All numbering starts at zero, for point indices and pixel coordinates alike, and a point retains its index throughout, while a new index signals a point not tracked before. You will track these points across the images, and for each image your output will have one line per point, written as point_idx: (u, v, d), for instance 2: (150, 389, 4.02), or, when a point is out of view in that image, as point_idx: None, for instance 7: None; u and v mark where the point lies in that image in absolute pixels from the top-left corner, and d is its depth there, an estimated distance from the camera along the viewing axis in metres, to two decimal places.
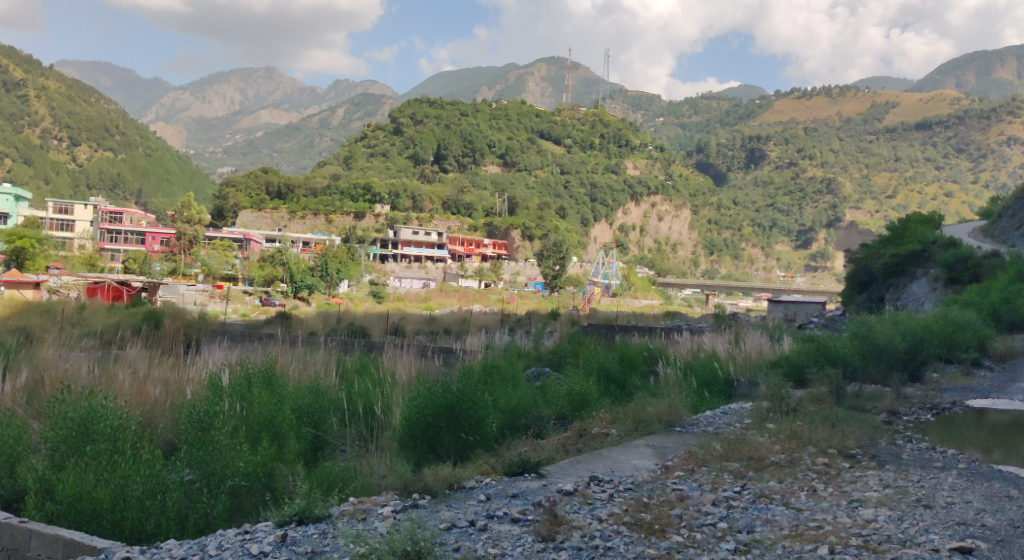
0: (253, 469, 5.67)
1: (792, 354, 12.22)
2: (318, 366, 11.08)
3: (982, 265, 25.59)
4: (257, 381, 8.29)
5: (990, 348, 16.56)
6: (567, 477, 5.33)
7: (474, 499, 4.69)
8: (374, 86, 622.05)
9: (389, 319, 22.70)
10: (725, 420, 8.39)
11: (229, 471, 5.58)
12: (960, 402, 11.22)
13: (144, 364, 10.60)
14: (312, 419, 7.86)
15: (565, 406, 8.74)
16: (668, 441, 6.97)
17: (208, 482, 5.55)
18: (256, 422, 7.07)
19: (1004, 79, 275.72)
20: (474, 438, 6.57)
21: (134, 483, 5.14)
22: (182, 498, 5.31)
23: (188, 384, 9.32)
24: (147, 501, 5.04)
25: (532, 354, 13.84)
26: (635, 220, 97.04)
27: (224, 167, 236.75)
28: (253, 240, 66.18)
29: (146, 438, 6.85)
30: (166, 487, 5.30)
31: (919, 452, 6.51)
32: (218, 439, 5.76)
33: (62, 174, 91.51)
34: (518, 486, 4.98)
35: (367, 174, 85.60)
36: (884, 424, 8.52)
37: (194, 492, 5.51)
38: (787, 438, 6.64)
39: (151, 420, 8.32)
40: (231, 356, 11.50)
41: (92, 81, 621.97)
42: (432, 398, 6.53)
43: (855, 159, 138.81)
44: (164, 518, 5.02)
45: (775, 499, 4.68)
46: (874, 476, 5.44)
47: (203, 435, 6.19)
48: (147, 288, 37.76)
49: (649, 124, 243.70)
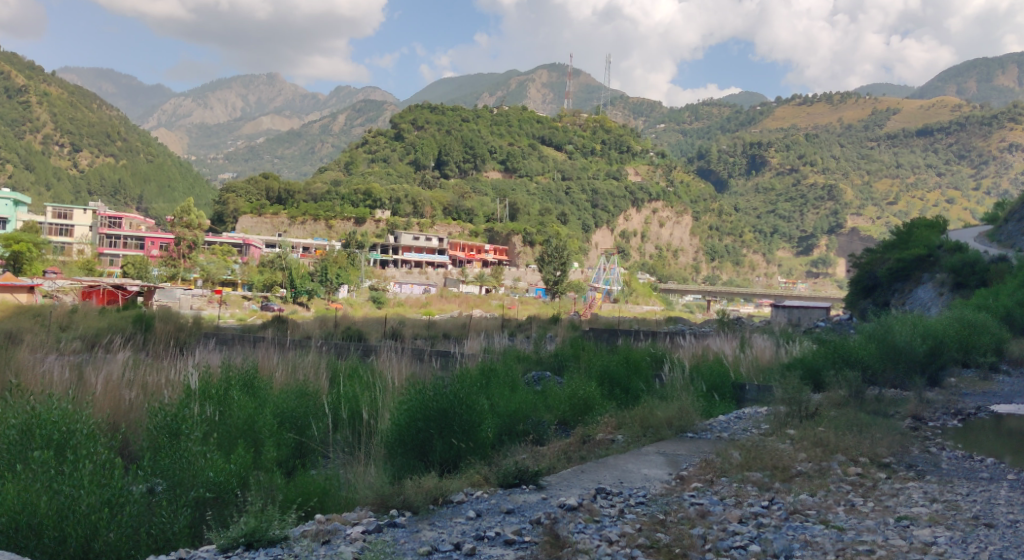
0: (225, 476, 5.16)
1: (807, 356, 11.66)
2: (306, 369, 10.52)
3: (989, 270, 25.01)
4: (238, 384, 7.71)
5: (1006, 352, 16.00)
6: (571, 488, 4.69)
7: (459, 516, 4.08)
8: (375, 93, 622.14)
9: (388, 324, 22.09)
10: (739, 426, 7.76)
11: (194, 480, 5.03)
12: (981, 407, 10.66)
13: (119, 367, 9.96)
14: (294, 426, 7.31)
15: (566, 411, 8.15)
16: (679, 449, 6.36)
17: (173, 492, 4.98)
18: (234, 428, 6.48)
19: (1006, 86, 273.56)
20: (467, 445, 5.98)
21: (85, 498, 4.44)
22: (140, 507, 4.70)
23: (166, 387, 8.71)
24: (101, 507, 4.45)
25: (532, 358, 13.28)
26: (636, 226, 96.66)
27: (227, 174, 236.45)
28: (252, 246, 65.43)
29: (110, 445, 6.21)
30: (123, 498, 4.64)
31: (958, 462, 5.93)
32: (187, 447, 5.16)
33: (63, 180, 90.95)
34: (512, 501, 4.36)
35: (367, 180, 84.73)
36: (909, 429, 7.95)
37: (156, 503, 4.92)
38: (811, 444, 6.03)
39: (117, 426, 7.75)
40: (214, 360, 10.93)
41: (94, 88, 622.66)
42: (423, 400, 5.97)
43: (857, 166, 137.87)
44: (122, 530, 4.40)
45: (811, 515, 4.07)
46: (918, 488, 4.82)
47: (170, 440, 5.59)
48: (143, 292, 37.19)
49: (650, 132, 245.05)
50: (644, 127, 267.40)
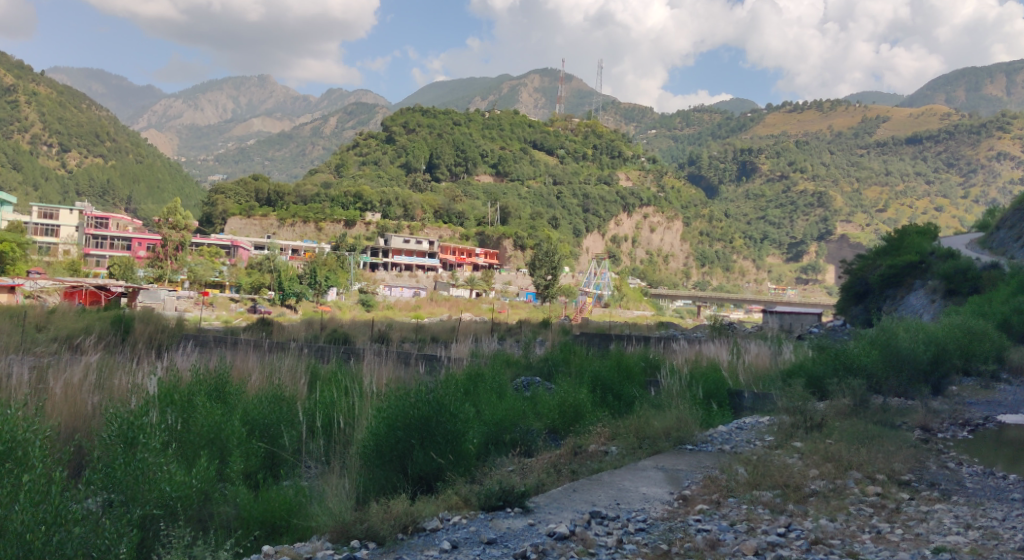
0: (184, 492, 4.65)
1: (809, 363, 11.19)
2: (283, 372, 9.95)
3: (982, 277, 24.66)
4: (208, 389, 7.21)
5: (1007, 360, 15.58)
6: (559, 513, 4.19)
7: (433, 548, 3.56)
8: (367, 96, 622.13)
9: (375, 327, 21.39)
10: (742, 437, 7.24)
11: (149, 496, 4.51)
12: (988, 417, 10.18)
13: (84, 369, 9.36)
14: (264, 434, 6.78)
15: (556, 419, 7.65)
16: (681, 463, 5.85)
17: (122, 506, 4.44)
18: (199, 438, 5.95)
19: (992, 96, 275.05)
20: (448, 459, 5.46)
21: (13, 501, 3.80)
22: (85, 525, 4.03)
23: (131, 391, 8.12)
24: (40, 525, 3.74)
25: (521, 362, 12.75)
26: (627, 231, 96.61)
27: (217, 175, 235.15)
28: (240, 247, 64.57)
29: (55, 454, 5.61)
30: (64, 508, 4.01)
31: (982, 479, 5.48)
32: (145, 458, 4.62)
33: (51, 180, 89.67)
34: (495, 527, 3.84)
35: (358, 182, 84.12)
36: (921, 442, 7.51)
37: (102, 515, 4.34)
38: (821, 459, 5.56)
39: (72, 436, 7.16)
40: (185, 363, 10.36)
41: (84, 89, 622.23)
42: (401, 410, 5.46)
43: (846, 172, 138.01)
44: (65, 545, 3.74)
45: (836, 546, 3.60)
46: (948, 510, 4.35)
47: (127, 444, 4.96)
48: (127, 292, 36.55)
49: (641, 136, 245.73)
50: (635, 133, 267.64)
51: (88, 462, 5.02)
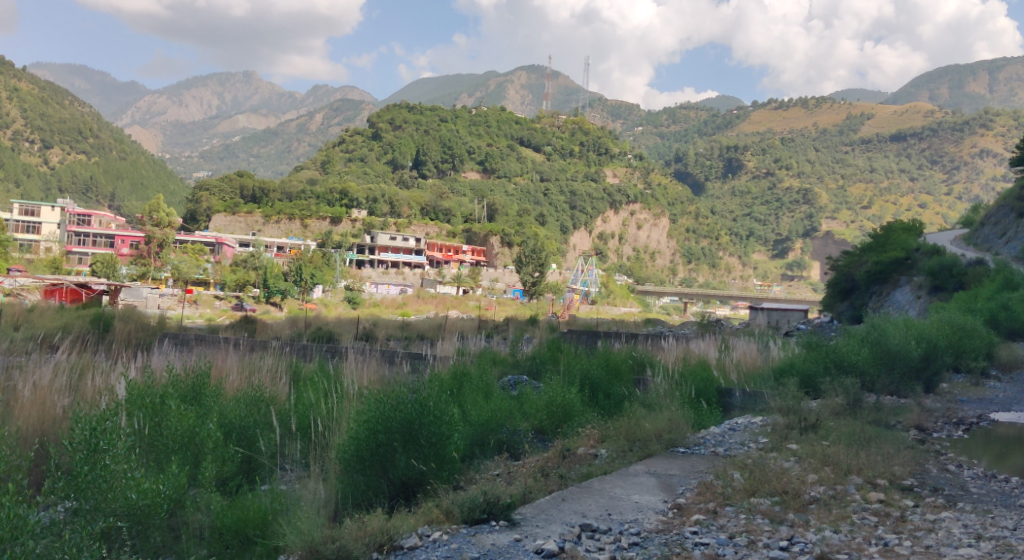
0: (152, 498, 4.34)
1: (801, 361, 10.98)
2: (264, 373, 9.66)
3: (967, 273, 24.63)
4: (182, 391, 6.89)
5: (996, 356, 15.48)
6: (547, 524, 3.95)
7: None
8: (353, 92, 621.82)
9: (360, 325, 21.01)
10: (736, 439, 7.01)
11: (113, 508, 4.19)
12: (981, 415, 10.01)
13: (55, 370, 8.98)
14: (240, 438, 6.47)
15: (545, 419, 7.40)
16: (672, 468, 5.64)
17: (82, 516, 4.14)
18: (174, 441, 5.64)
19: (974, 93, 278.33)
20: (432, 467, 5.17)
21: None
22: (39, 536, 3.70)
23: (102, 393, 7.81)
24: None
25: (508, 361, 12.50)
26: (614, 228, 96.41)
27: (202, 172, 233.09)
28: (225, 244, 63.75)
29: (13, 461, 5.26)
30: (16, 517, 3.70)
31: (984, 484, 5.31)
32: (112, 465, 4.29)
33: (33, 177, 88.35)
34: (481, 545, 3.59)
35: (344, 179, 83.43)
36: (917, 443, 7.31)
37: (58, 527, 4.04)
38: (819, 462, 5.34)
39: (38, 440, 6.80)
40: (161, 363, 9.99)
41: (67, 84, 621.27)
42: (383, 412, 5.20)
43: (831, 170, 138.95)
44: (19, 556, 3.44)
45: None
46: (956, 520, 4.17)
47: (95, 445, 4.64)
48: (109, 290, 36.04)
49: (627, 133, 246.63)
50: (622, 129, 268.70)
51: (50, 468, 4.71)
